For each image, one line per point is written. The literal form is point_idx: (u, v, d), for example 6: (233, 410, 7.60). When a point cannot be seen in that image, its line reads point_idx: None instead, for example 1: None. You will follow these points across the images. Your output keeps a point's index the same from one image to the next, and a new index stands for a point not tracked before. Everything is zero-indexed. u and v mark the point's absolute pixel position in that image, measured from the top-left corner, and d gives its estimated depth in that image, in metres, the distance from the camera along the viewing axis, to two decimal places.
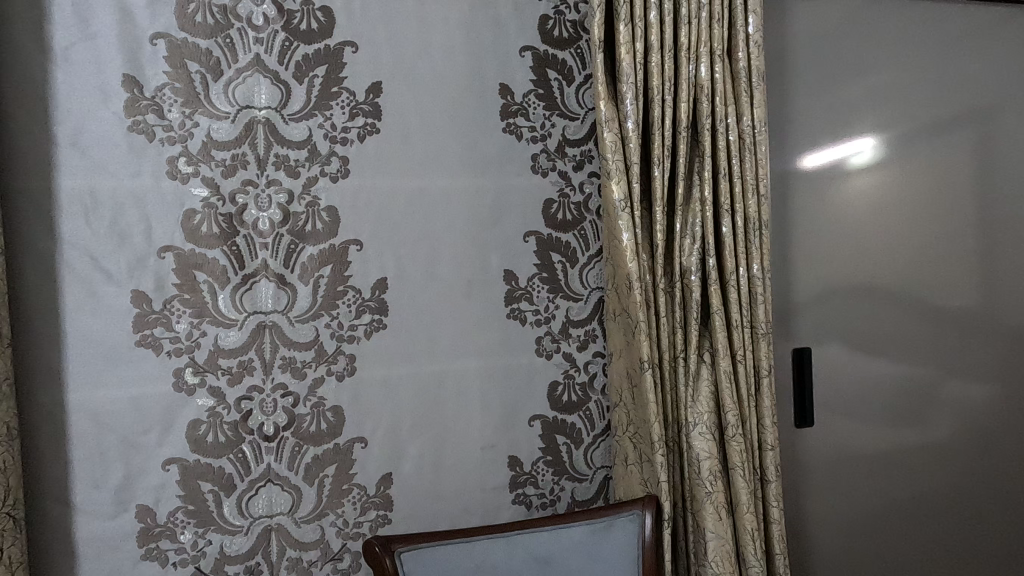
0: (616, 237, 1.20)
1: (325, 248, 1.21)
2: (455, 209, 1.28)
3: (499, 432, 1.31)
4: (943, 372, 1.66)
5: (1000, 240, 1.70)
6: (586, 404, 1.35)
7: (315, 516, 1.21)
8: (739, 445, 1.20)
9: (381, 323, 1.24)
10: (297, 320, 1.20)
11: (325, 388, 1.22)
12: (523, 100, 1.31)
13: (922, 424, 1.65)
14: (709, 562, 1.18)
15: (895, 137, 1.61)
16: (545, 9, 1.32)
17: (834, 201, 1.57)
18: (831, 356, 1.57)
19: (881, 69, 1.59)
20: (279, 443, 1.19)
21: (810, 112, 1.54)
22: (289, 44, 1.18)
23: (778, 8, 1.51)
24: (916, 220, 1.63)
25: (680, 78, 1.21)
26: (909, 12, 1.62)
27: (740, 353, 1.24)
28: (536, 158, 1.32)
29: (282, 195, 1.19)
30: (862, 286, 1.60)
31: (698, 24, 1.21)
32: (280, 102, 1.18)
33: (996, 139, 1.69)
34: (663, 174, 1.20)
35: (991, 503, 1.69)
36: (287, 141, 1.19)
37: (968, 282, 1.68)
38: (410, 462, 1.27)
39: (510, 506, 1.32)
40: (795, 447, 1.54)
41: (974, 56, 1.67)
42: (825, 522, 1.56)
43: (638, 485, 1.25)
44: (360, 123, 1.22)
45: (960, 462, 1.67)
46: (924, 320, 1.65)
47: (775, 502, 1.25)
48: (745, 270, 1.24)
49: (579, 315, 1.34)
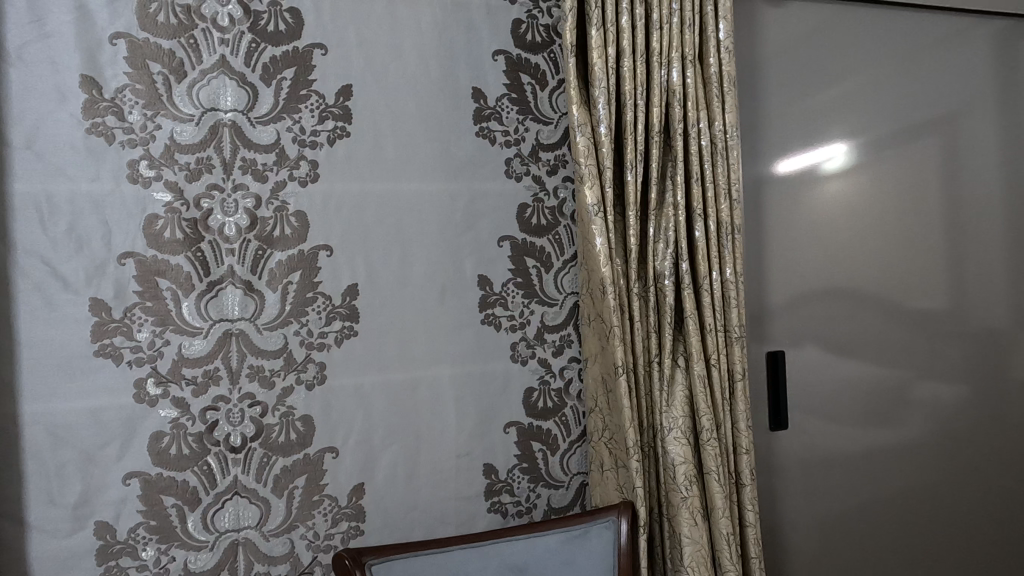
0: (589, 241, 1.19)
1: (294, 254, 1.18)
2: (428, 213, 1.27)
3: (474, 439, 1.29)
4: (914, 373, 1.69)
5: (967, 243, 1.74)
6: (563, 410, 1.34)
7: (285, 528, 1.18)
8: (713, 449, 1.20)
9: (352, 330, 1.22)
10: (265, 328, 1.17)
11: (295, 397, 1.19)
12: (496, 104, 1.30)
13: (894, 424, 1.67)
14: (686, 567, 1.17)
15: (865, 142, 1.64)
16: (518, 14, 1.31)
17: (806, 207, 1.59)
18: (805, 359, 1.58)
19: (850, 76, 1.62)
20: (247, 455, 1.16)
21: (782, 119, 1.56)
22: (256, 46, 1.16)
23: (749, 16, 1.52)
24: (886, 224, 1.66)
25: (652, 83, 1.21)
26: (877, 21, 1.65)
27: (714, 357, 1.24)
28: (510, 162, 1.31)
29: (249, 200, 1.16)
30: (835, 290, 1.62)
31: (670, 29, 1.21)
32: (247, 105, 1.15)
33: (961, 145, 1.73)
34: (636, 178, 1.20)
35: (964, 501, 1.72)
36: (254, 144, 1.16)
37: (937, 284, 1.71)
38: (383, 472, 1.24)
39: (485, 515, 1.30)
40: (771, 450, 1.54)
41: (939, 65, 1.71)
42: (801, 524, 1.57)
43: (614, 491, 1.24)
44: (330, 127, 1.20)
45: (933, 461, 1.70)
46: (896, 323, 1.67)
47: (750, 506, 1.25)
48: (717, 274, 1.24)
49: (554, 320, 1.33)
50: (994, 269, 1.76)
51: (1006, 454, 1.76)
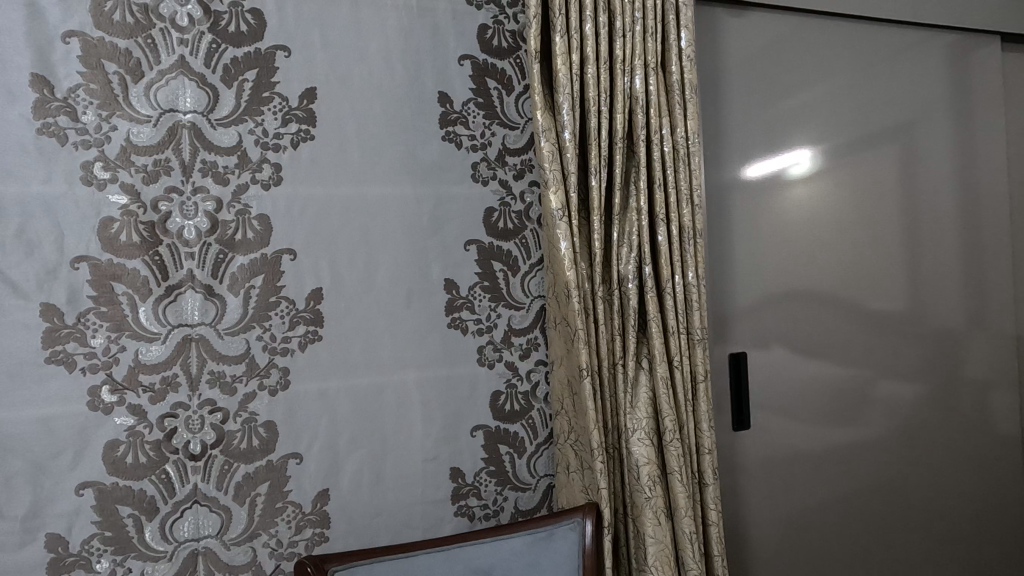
0: (554, 245, 1.20)
1: (257, 258, 1.17)
2: (394, 217, 1.26)
3: (441, 443, 1.29)
4: (874, 373, 1.75)
5: (922, 247, 1.80)
6: (529, 413, 1.35)
7: (246, 537, 1.16)
8: (676, 449, 1.22)
9: (317, 335, 1.21)
10: (226, 333, 1.15)
11: (257, 404, 1.17)
12: (463, 109, 1.31)
13: (855, 423, 1.72)
14: (650, 566, 1.19)
15: (825, 149, 1.69)
16: (484, 19, 1.32)
17: (768, 212, 1.63)
18: (769, 360, 1.62)
19: (809, 85, 1.67)
20: (207, 462, 1.14)
21: (744, 127, 1.60)
22: (216, 47, 1.14)
23: (711, 26, 1.56)
24: (846, 229, 1.72)
25: (616, 90, 1.23)
26: (836, 32, 1.70)
27: (677, 359, 1.26)
28: (476, 166, 1.31)
29: (210, 202, 1.14)
30: (796, 293, 1.66)
31: (633, 37, 1.23)
32: (207, 106, 1.14)
33: (917, 152, 1.80)
34: (600, 183, 1.22)
35: (921, 496, 1.78)
36: (215, 147, 1.14)
37: (893, 287, 1.77)
38: (348, 477, 1.23)
39: (452, 519, 1.30)
40: (735, 449, 1.58)
41: (894, 76, 1.77)
42: (765, 521, 1.60)
43: (579, 493, 1.26)
44: (294, 129, 1.19)
45: (891, 457, 1.76)
46: (855, 324, 1.73)
47: (713, 504, 1.28)
48: (680, 278, 1.27)
49: (521, 323, 1.34)
50: (949, 271, 1.83)
51: (961, 450, 1.83)
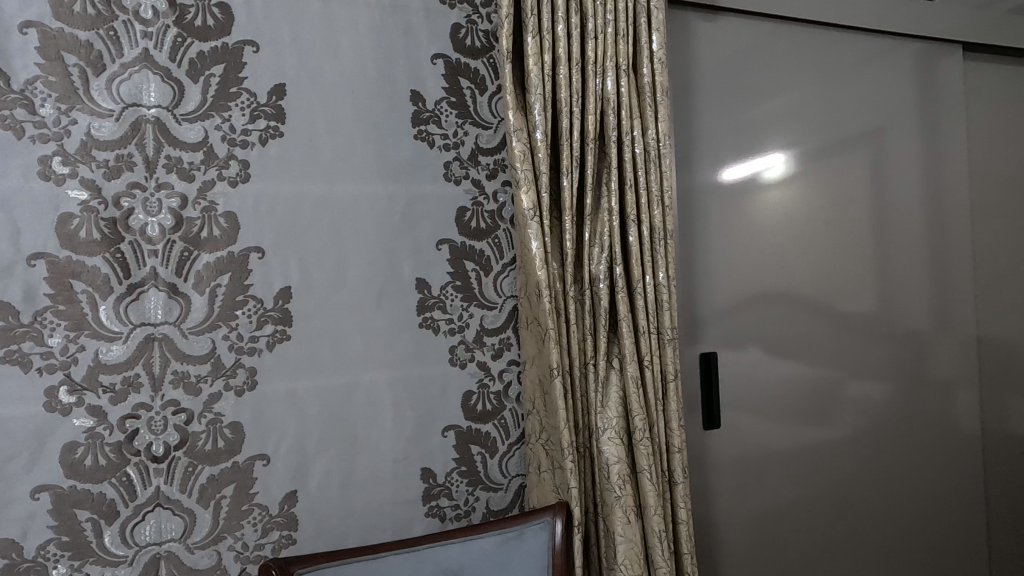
0: (526, 245, 1.20)
1: (223, 256, 1.15)
2: (365, 216, 1.25)
3: (412, 444, 1.28)
4: (843, 373, 1.78)
5: (890, 249, 1.85)
6: (501, 413, 1.34)
7: (211, 540, 1.13)
8: (646, 448, 1.23)
9: (285, 334, 1.19)
10: (191, 332, 1.13)
11: (222, 404, 1.15)
12: (435, 108, 1.30)
13: (824, 422, 1.75)
14: (619, 565, 1.19)
15: (797, 153, 1.72)
16: (457, 18, 1.32)
17: (740, 215, 1.65)
18: (740, 360, 1.64)
19: (780, 90, 1.70)
20: (170, 464, 1.11)
21: (716, 130, 1.62)
22: (182, 41, 1.12)
23: (684, 31, 1.58)
24: (815, 232, 1.75)
25: (588, 91, 1.23)
26: (806, 38, 1.73)
27: (647, 359, 1.27)
28: (448, 165, 1.31)
29: (174, 199, 1.12)
30: (767, 295, 1.68)
31: (605, 39, 1.24)
32: (172, 101, 1.11)
33: (884, 157, 1.84)
34: (571, 183, 1.22)
35: (887, 493, 1.82)
36: (180, 142, 1.12)
37: (862, 289, 1.81)
38: (317, 478, 1.22)
39: (423, 520, 1.29)
40: (706, 448, 1.59)
41: (862, 83, 1.81)
42: (735, 519, 1.62)
43: (550, 492, 1.26)
44: (262, 126, 1.18)
45: (859, 455, 1.79)
46: (825, 325, 1.76)
47: (683, 503, 1.29)
48: (651, 278, 1.28)
49: (493, 323, 1.34)
50: (916, 273, 1.88)
51: (927, 448, 1.88)
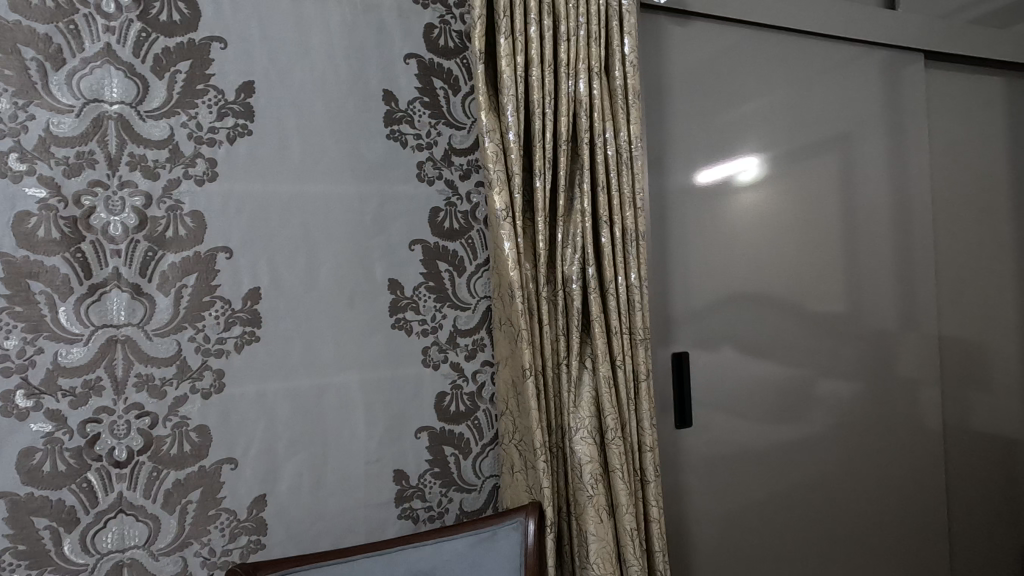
0: (498, 246, 1.20)
1: (189, 256, 1.12)
2: (337, 215, 1.24)
3: (384, 446, 1.27)
4: (813, 373, 1.82)
5: (858, 251, 1.89)
6: (475, 414, 1.34)
7: (176, 547, 1.11)
8: (618, 447, 1.24)
9: (254, 336, 1.17)
10: (155, 334, 1.10)
11: (189, 407, 1.13)
12: (408, 107, 1.29)
13: (793, 420, 1.79)
14: (591, 564, 1.20)
15: (768, 157, 1.75)
16: (430, 18, 1.32)
17: (712, 217, 1.67)
18: (712, 360, 1.67)
19: (752, 95, 1.73)
20: (134, 469, 1.09)
21: (689, 134, 1.64)
22: (146, 36, 1.10)
23: (657, 35, 1.60)
24: (786, 234, 1.78)
25: (560, 93, 1.24)
26: (777, 45, 1.76)
27: (620, 359, 1.28)
28: (421, 166, 1.31)
29: (138, 198, 1.09)
30: (739, 295, 1.71)
31: (577, 41, 1.25)
32: (136, 97, 1.09)
33: (852, 161, 1.88)
34: (544, 184, 1.23)
35: (854, 489, 1.87)
36: (144, 140, 1.10)
37: (831, 289, 1.85)
38: (287, 482, 1.20)
39: (396, 522, 1.28)
40: (679, 447, 1.61)
41: (831, 89, 1.85)
42: (708, 517, 1.65)
43: (523, 492, 1.26)
44: (230, 124, 1.16)
45: (827, 452, 1.83)
46: (795, 325, 1.79)
47: (654, 501, 1.30)
48: (623, 279, 1.29)
49: (466, 324, 1.34)
50: (882, 274, 1.93)
51: (892, 445, 1.93)
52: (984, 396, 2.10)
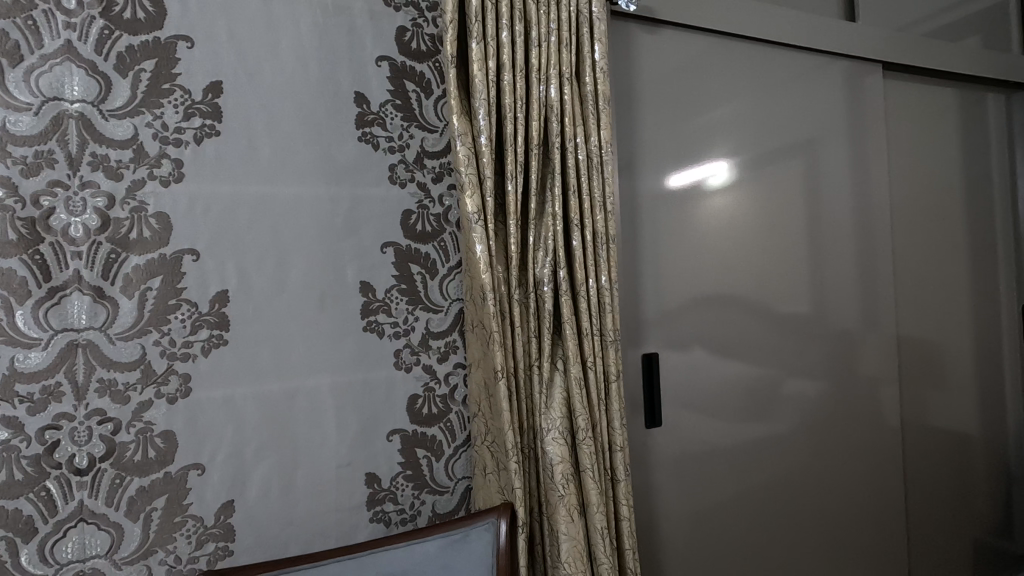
0: (470, 248, 1.21)
1: (154, 258, 1.10)
2: (307, 217, 1.23)
3: (356, 449, 1.27)
4: (779, 372, 1.87)
5: (822, 254, 1.96)
6: (447, 416, 1.35)
7: (140, 555, 1.09)
8: (588, 447, 1.26)
9: (221, 339, 1.16)
10: (119, 338, 1.08)
11: (154, 413, 1.10)
12: (380, 110, 1.29)
13: (760, 418, 1.83)
14: (563, 563, 1.22)
15: (735, 162, 1.80)
16: (402, 21, 1.32)
17: (681, 221, 1.71)
18: (681, 361, 1.70)
19: (720, 102, 1.78)
20: (95, 477, 1.06)
21: (658, 139, 1.67)
22: (109, 33, 1.07)
23: (626, 42, 1.62)
24: (753, 238, 1.83)
25: (531, 98, 1.26)
26: (744, 54, 1.82)
27: (590, 360, 1.30)
28: (393, 168, 1.31)
29: (101, 199, 1.07)
30: (708, 297, 1.75)
31: (548, 47, 1.27)
32: (98, 96, 1.07)
33: (816, 168, 1.95)
34: (515, 188, 1.24)
35: (818, 485, 1.93)
36: (106, 139, 1.07)
37: (796, 291, 1.91)
38: (255, 488, 1.18)
39: (367, 525, 1.28)
40: (649, 447, 1.64)
41: (796, 97, 1.91)
42: (677, 515, 1.68)
43: (495, 493, 1.27)
44: (197, 124, 1.14)
45: (792, 450, 1.89)
46: (762, 325, 1.84)
47: (625, 500, 1.32)
48: (594, 281, 1.31)
49: (438, 327, 1.34)
50: (845, 276, 1.99)
51: (854, 441, 2.00)
52: (940, 393, 2.20)
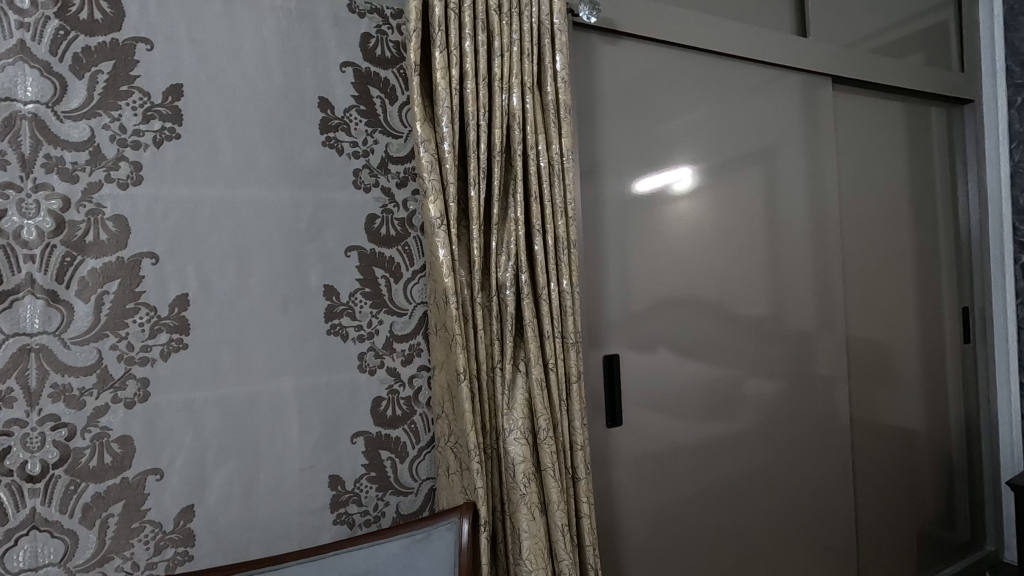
0: (433, 253, 1.23)
1: (111, 261, 1.09)
2: (270, 221, 1.23)
3: (319, 452, 1.28)
4: (738, 373, 1.94)
5: (779, 259, 2.04)
6: (411, 418, 1.36)
7: (96, 562, 1.08)
8: (549, 447, 1.29)
9: (181, 343, 1.15)
10: (74, 342, 1.07)
11: (110, 418, 1.09)
12: (344, 115, 1.31)
13: (719, 417, 1.90)
14: (524, 560, 1.25)
15: (696, 170, 1.86)
16: (366, 28, 1.33)
17: (643, 226, 1.76)
18: (642, 362, 1.75)
19: (681, 112, 1.84)
20: (49, 483, 1.05)
21: (619, 147, 1.72)
22: (65, 34, 1.06)
23: (588, 53, 1.67)
24: (713, 243, 1.89)
25: (494, 106, 1.29)
26: (704, 65, 1.88)
27: (552, 362, 1.34)
28: (358, 173, 1.32)
29: (55, 201, 1.05)
30: (669, 301, 1.80)
31: (510, 57, 1.30)
32: (53, 97, 1.05)
33: (773, 176, 2.03)
34: (478, 194, 1.27)
35: (772, 481, 2.01)
36: (62, 141, 1.06)
37: (754, 295, 1.98)
38: (215, 492, 1.18)
39: (331, 528, 1.28)
40: (611, 446, 1.69)
41: (754, 108, 1.99)
42: (638, 513, 1.73)
43: (458, 493, 1.29)
44: (156, 127, 1.13)
45: (749, 447, 1.96)
46: (721, 327, 1.91)
47: (585, 497, 1.36)
48: (555, 285, 1.35)
49: (402, 329, 1.36)
50: (801, 280, 2.08)
51: (807, 438, 2.08)
52: (888, 392, 2.31)
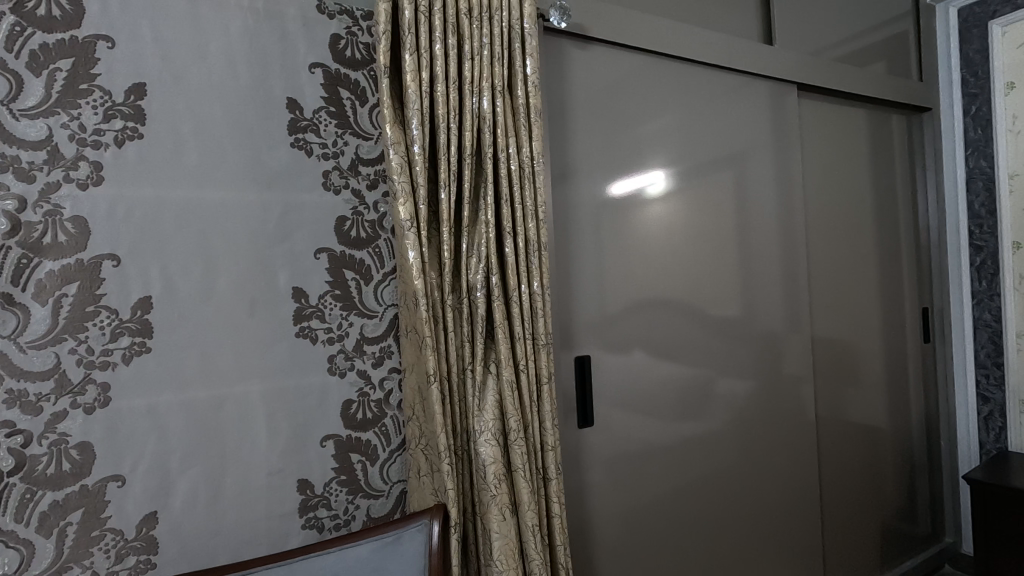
0: (403, 255, 1.23)
1: (70, 263, 1.07)
2: (236, 222, 1.22)
3: (288, 456, 1.26)
4: (708, 373, 1.98)
5: (749, 261, 2.08)
6: (382, 420, 1.36)
7: (53, 572, 1.05)
8: (519, 448, 1.30)
9: (144, 347, 1.13)
10: (30, 347, 1.04)
11: (69, 423, 1.06)
12: (313, 117, 1.30)
13: (690, 416, 1.93)
14: (494, 561, 1.25)
15: (667, 173, 1.89)
16: (336, 29, 1.33)
17: (615, 229, 1.78)
18: (614, 364, 1.77)
19: (654, 116, 1.87)
20: (3, 491, 1.02)
21: (591, 151, 1.74)
22: (21, 30, 1.03)
23: (559, 58, 1.69)
24: (684, 245, 1.92)
25: (464, 110, 1.30)
26: (675, 71, 1.92)
27: (522, 363, 1.35)
28: (328, 175, 1.31)
29: (10, 202, 1.03)
30: (641, 302, 1.83)
31: (481, 60, 1.31)
32: (9, 95, 1.03)
33: (743, 180, 2.07)
34: (448, 196, 1.27)
35: (741, 478, 2.05)
36: (17, 140, 1.03)
37: (725, 296, 2.02)
38: (180, 498, 1.16)
39: (299, 532, 1.27)
40: (582, 447, 1.70)
41: (724, 113, 2.03)
42: (609, 513, 1.75)
43: (429, 495, 1.29)
44: (118, 126, 1.11)
45: (718, 446, 2.00)
46: (692, 328, 1.94)
47: (556, 498, 1.37)
48: (526, 287, 1.36)
49: (373, 332, 1.35)
50: (769, 281, 2.13)
51: (774, 436, 2.13)
52: (852, 390, 2.38)
